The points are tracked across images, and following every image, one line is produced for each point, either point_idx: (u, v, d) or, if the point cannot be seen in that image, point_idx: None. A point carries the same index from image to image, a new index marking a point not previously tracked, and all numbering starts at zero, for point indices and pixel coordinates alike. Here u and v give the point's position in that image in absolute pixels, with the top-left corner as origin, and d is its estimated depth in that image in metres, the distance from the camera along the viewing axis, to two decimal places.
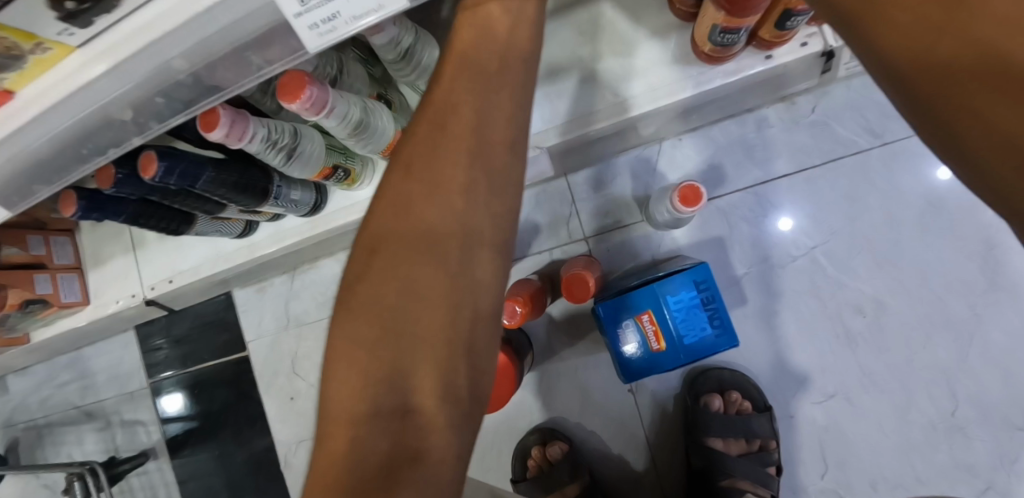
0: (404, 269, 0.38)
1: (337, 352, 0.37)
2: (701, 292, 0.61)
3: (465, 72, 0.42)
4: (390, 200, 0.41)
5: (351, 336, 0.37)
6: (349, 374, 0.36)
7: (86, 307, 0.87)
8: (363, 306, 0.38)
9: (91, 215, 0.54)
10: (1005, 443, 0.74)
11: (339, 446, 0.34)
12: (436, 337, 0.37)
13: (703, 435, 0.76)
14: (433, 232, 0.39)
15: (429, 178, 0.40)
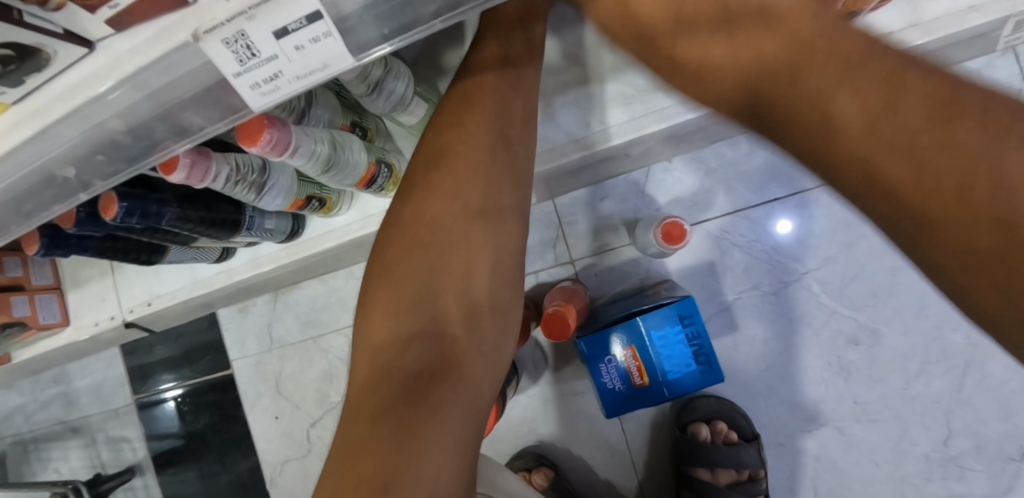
0: (436, 224, 0.47)
1: (380, 292, 0.46)
2: (686, 328, 0.59)
3: (485, 81, 0.51)
4: (423, 169, 0.49)
5: (391, 278, 0.46)
6: (389, 306, 0.45)
7: (65, 328, 0.86)
8: (400, 254, 0.47)
9: (55, 252, 0.52)
10: (998, 475, 0.73)
11: (383, 362, 0.43)
12: (463, 276, 0.46)
13: (691, 466, 0.74)
14: (459, 194, 0.48)
15: (457, 153, 0.48)
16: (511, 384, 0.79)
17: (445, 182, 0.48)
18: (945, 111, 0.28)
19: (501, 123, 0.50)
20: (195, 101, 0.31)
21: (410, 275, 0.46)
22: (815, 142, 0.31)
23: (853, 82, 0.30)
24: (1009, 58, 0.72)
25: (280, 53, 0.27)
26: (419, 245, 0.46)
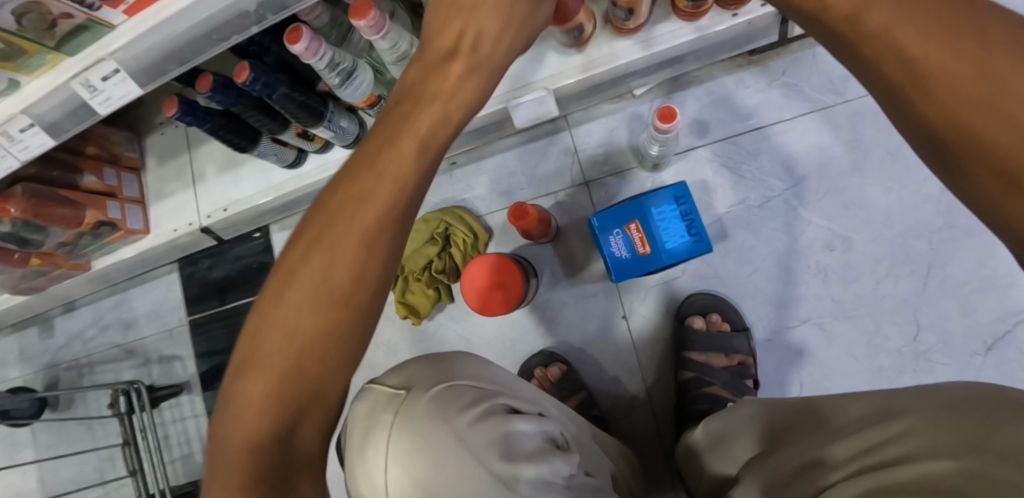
0: (310, 285, 0.35)
1: (250, 359, 0.35)
2: (680, 206, 0.72)
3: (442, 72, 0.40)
4: (322, 219, 0.37)
5: (260, 351, 0.35)
6: (257, 384, 0.34)
7: (146, 236, 0.99)
8: (272, 324, 0.35)
9: (185, 118, 0.67)
10: (965, 368, 0.83)
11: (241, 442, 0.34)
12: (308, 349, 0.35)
13: (688, 351, 0.86)
14: (342, 255, 0.36)
15: (356, 188, 0.37)
16: (533, 284, 0.91)
17: (340, 229, 0.36)
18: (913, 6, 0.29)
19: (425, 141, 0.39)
20: None
21: (272, 366, 0.34)
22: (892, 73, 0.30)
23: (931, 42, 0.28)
24: None
25: None
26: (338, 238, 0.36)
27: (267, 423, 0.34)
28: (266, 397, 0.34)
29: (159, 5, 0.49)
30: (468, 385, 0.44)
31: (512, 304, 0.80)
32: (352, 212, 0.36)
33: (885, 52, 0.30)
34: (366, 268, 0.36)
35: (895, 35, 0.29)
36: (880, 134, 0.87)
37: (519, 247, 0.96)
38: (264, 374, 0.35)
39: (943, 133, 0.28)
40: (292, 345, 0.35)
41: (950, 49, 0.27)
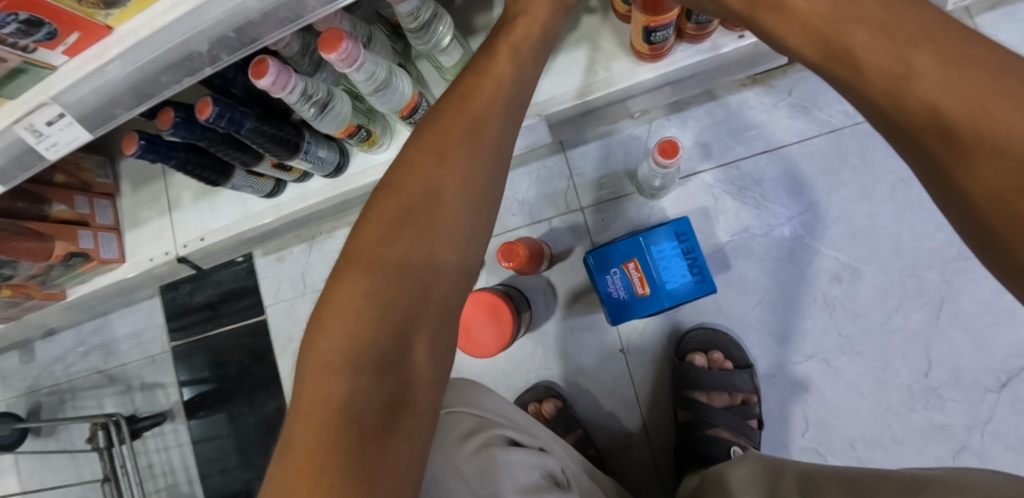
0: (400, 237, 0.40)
1: (336, 306, 0.38)
2: (682, 243, 0.68)
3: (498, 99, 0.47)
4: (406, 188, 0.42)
5: (350, 296, 0.38)
6: (341, 325, 0.37)
7: (122, 265, 0.95)
8: (363, 271, 0.39)
9: (148, 155, 0.62)
10: (978, 406, 0.78)
11: (327, 390, 0.35)
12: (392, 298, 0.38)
13: (688, 389, 0.82)
14: (428, 213, 0.41)
15: (434, 157, 0.43)
16: (526, 317, 0.86)
17: (420, 194, 0.42)
18: (957, 68, 0.30)
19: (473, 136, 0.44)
20: None
21: (359, 310, 0.38)
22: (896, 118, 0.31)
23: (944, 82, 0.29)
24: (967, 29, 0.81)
25: None
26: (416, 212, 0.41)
27: (348, 368, 0.36)
28: (342, 340, 0.37)
29: (100, 44, 0.44)
30: (467, 414, 0.51)
31: (502, 346, 0.76)
32: (427, 182, 0.42)
33: (918, 106, 0.30)
34: (436, 239, 0.41)
35: (937, 101, 0.29)
36: (891, 158, 0.82)
37: (511, 276, 0.92)
38: (340, 320, 0.37)
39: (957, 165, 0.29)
40: (369, 294, 0.38)
41: (959, 93, 0.29)
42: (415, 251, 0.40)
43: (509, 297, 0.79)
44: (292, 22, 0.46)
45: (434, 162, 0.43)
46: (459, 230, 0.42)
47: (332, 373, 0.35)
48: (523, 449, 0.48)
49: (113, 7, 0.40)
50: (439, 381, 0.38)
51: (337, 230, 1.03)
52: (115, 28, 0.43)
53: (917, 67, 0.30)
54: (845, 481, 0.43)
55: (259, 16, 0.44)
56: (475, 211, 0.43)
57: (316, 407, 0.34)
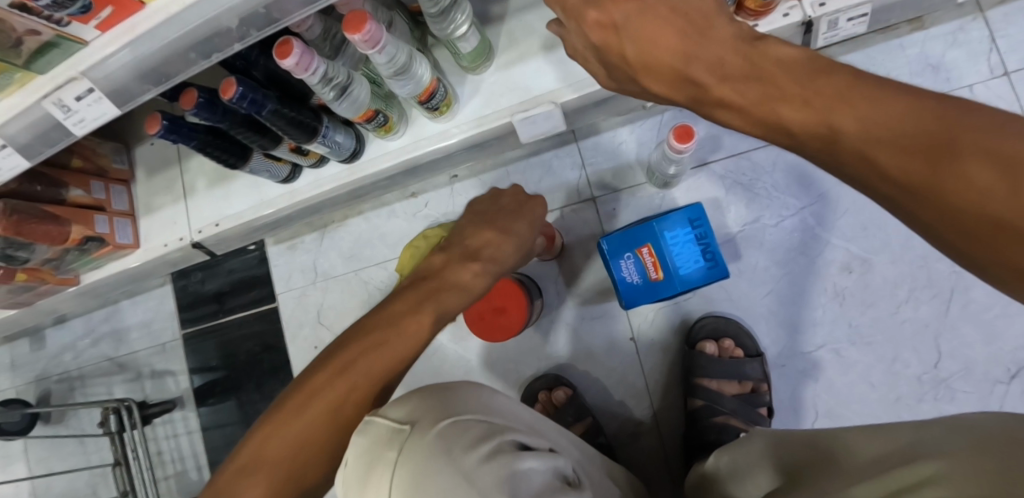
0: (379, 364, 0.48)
1: (305, 405, 0.46)
2: (695, 229, 0.68)
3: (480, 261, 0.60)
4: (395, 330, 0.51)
5: (315, 408, 0.46)
6: (304, 425, 0.45)
7: (135, 251, 0.95)
8: (332, 383, 0.47)
9: (169, 136, 0.63)
10: (987, 397, 0.79)
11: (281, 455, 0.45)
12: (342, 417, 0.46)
13: (698, 377, 0.82)
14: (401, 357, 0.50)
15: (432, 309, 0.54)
16: (538, 304, 0.87)
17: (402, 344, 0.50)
18: (877, 119, 0.29)
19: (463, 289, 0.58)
20: None
21: (318, 423, 0.45)
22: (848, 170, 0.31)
23: (874, 120, 0.29)
24: (978, 22, 0.82)
25: None
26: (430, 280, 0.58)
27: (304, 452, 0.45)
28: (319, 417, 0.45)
29: (130, 20, 0.45)
30: (472, 420, 0.42)
31: (514, 332, 0.76)
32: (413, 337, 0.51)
33: (856, 157, 0.30)
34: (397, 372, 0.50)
35: (872, 153, 0.29)
36: None
37: (522, 264, 0.93)
38: (304, 424, 0.45)
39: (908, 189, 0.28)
40: (332, 407, 0.46)
41: (891, 141, 0.28)
42: (377, 380, 0.48)
43: (521, 282, 0.79)
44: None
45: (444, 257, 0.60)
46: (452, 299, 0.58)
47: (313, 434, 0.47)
48: (535, 452, 0.41)
49: None
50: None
51: (349, 219, 1.04)
52: (148, 3, 0.43)
53: (837, 124, 0.31)
54: (856, 449, 0.40)
55: None
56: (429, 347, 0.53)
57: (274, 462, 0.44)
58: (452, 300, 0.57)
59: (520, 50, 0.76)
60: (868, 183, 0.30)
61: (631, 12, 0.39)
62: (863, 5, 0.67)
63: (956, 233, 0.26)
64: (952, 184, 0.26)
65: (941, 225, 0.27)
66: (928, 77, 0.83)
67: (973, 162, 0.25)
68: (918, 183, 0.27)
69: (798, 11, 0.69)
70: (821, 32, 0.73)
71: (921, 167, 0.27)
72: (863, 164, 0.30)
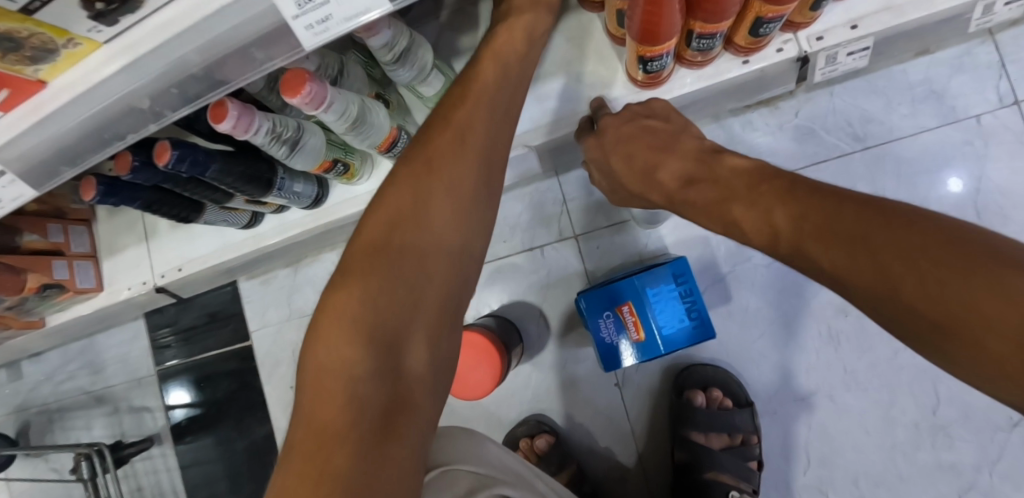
0: (393, 252, 0.43)
1: (329, 328, 0.41)
2: (679, 286, 0.64)
3: (483, 106, 0.49)
4: (398, 207, 0.45)
5: (341, 319, 0.41)
6: (338, 344, 0.40)
7: (99, 293, 0.91)
8: (354, 283, 0.42)
9: (109, 199, 0.58)
10: (988, 445, 0.75)
11: (332, 398, 0.38)
12: (377, 322, 0.41)
13: (687, 428, 0.78)
14: (422, 241, 0.44)
15: (432, 186, 0.45)
16: (518, 349, 0.83)
17: (422, 221, 0.44)
18: (832, 242, 0.39)
19: (475, 148, 0.47)
20: (261, 40, 0.37)
21: (350, 333, 0.40)
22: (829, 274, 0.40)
23: (832, 223, 0.40)
24: (988, 46, 0.77)
25: None
26: (437, 174, 0.46)
27: (349, 377, 0.38)
28: (354, 330, 0.40)
29: (36, 99, 0.40)
30: (463, 471, 0.50)
31: (490, 387, 0.72)
32: (416, 208, 0.45)
33: (836, 275, 0.39)
34: (422, 248, 0.44)
35: (840, 264, 0.39)
36: (903, 185, 0.78)
37: (503, 304, 0.88)
38: (337, 340, 0.40)
39: (882, 289, 0.36)
40: (358, 309, 0.41)
41: (850, 250, 0.38)
42: (407, 250, 0.43)
43: (495, 333, 0.75)
44: (264, 64, 0.40)
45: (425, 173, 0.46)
46: (461, 216, 0.46)
47: (340, 386, 0.38)
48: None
49: (41, 62, 0.35)
50: (431, 389, 0.41)
51: (323, 253, 1.00)
52: (49, 82, 0.39)
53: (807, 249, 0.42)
54: None
55: (201, 72, 0.39)
56: (462, 228, 0.46)
57: (322, 411, 0.37)
58: (451, 183, 0.46)
59: None
60: (843, 284, 0.39)
61: (621, 157, 0.62)
62: (866, 39, 0.62)
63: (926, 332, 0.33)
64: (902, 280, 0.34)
65: (911, 324, 0.34)
66: (933, 106, 0.78)
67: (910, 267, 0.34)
68: (876, 289, 0.36)
69: (793, 46, 0.62)
70: (817, 65, 0.68)
71: (880, 267, 0.36)
72: (840, 273, 0.39)
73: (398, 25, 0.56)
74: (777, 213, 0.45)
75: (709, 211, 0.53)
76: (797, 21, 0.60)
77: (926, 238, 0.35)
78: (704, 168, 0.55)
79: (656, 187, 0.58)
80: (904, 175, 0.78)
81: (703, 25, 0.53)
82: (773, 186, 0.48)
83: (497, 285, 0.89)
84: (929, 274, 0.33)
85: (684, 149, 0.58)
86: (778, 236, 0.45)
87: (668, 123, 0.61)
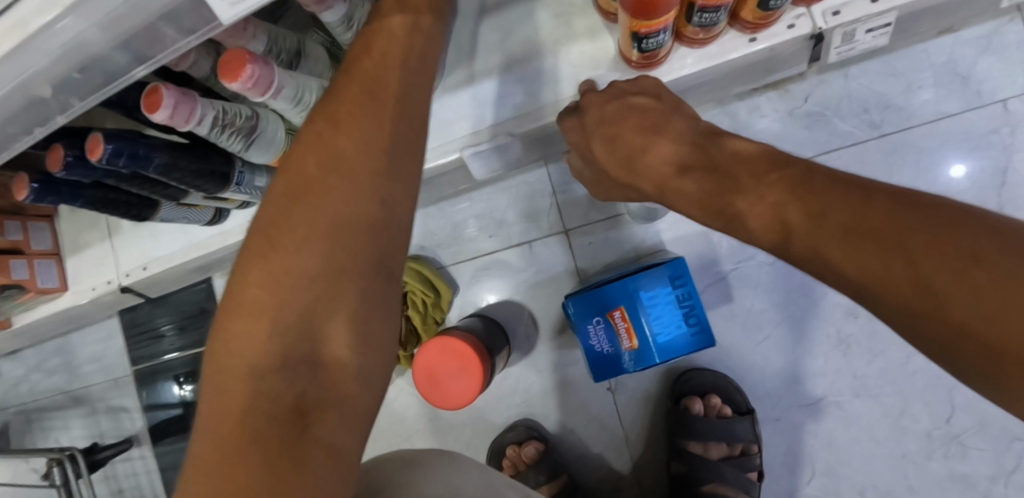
0: (303, 233, 0.39)
1: (237, 321, 0.37)
2: (676, 289, 0.59)
3: (403, 71, 0.44)
4: (309, 180, 0.40)
5: (248, 310, 0.37)
6: (246, 337, 0.37)
7: (64, 293, 0.86)
8: (260, 272, 0.38)
9: (46, 198, 0.53)
10: (1004, 455, 0.70)
11: (239, 396, 0.35)
12: (285, 312, 0.37)
13: (683, 438, 0.74)
14: (339, 217, 0.39)
15: (339, 158, 0.40)
16: (503, 352, 0.78)
17: (335, 195, 0.39)
18: (854, 238, 0.34)
19: (394, 112, 0.42)
20: (172, 13, 0.31)
21: (259, 326, 0.37)
22: (849, 275, 0.35)
23: (867, 216, 0.34)
24: (1017, 23, 0.70)
25: None
26: (346, 142, 0.40)
27: (259, 372, 0.36)
28: (265, 322, 0.37)
29: None
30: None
31: (472, 396, 0.67)
32: (325, 180, 0.40)
33: (855, 278, 0.34)
34: (337, 226, 0.39)
35: (864, 265, 0.33)
36: (922, 175, 0.72)
37: (489, 304, 0.83)
38: (246, 334, 0.37)
39: (914, 294, 0.31)
40: (268, 299, 0.37)
41: (881, 248, 0.32)
42: (320, 231, 0.39)
43: (478, 337, 0.70)
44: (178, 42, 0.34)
45: (328, 137, 0.41)
46: (377, 183, 0.40)
47: (248, 378, 0.36)
48: None
49: None
50: (370, 366, 0.38)
51: None
52: None
53: (821, 246, 0.36)
54: None
55: (106, 53, 0.33)
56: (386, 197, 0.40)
57: (228, 410, 0.35)
58: (365, 152, 0.41)
59: (471, 69, 0.63)
60: (863, 286, 0.34)
61: (599, 133, 0.55)
62: (888, 14, 0.56)
63: (969, 351, 0.28)
64: (944, 287, 0.29)
65: (951, 340, 0.29)
66: (955, 91, 0.71)
67: (949, 271, 0.29)
68: (910, 296, 0.31)
69: (807, 21, 0.56)
70: (833, 43, 0.61)
71: (915, 268, 0.30)
72: (863, 275, 0.33)
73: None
74: (790, 208, 0.39)
75: (706, 197, 0.46)
76: None
77: (977, 240, 0.29)
78: (701, 153, 0.49)
79: (644, 175, 0.51)
80: (922, 167, 0.72)
81: None
82: (783, 175, 0.42)
83: (483, 283, 0.84)
84: (984, 285, 0.28)
85: (675, 130, 0.52)
86: (786, 231, 0.39)
87: (659, 101, 0.55)
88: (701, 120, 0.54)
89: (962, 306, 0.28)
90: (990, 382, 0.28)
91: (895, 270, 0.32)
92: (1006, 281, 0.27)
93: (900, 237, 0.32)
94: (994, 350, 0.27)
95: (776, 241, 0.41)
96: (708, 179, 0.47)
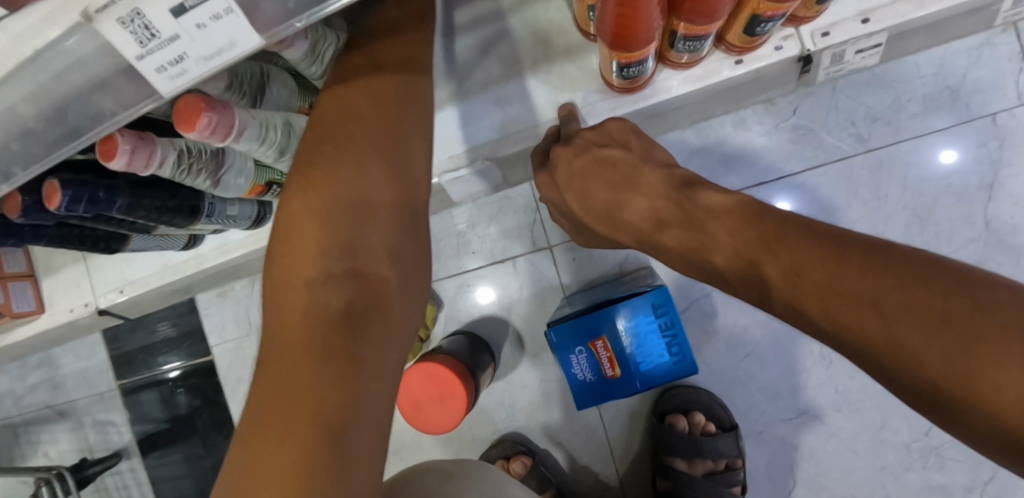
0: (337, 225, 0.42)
1: (282, 307, 0.40)
2: (660, 317, 0.58)
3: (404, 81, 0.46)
4: (329, 169, 0.42)
5: (290, 294, 0.40)
6: (289, 323, 0.38)
7: (41, 316, 0.84)
8: (298, 260, 0.41)
9: (8, 240, 0.52)
10: (980, 465, 0.71)
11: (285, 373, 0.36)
12: (321, 291, 0.39)
13: (668, 456, 0.75)
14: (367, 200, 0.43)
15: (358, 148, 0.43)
16: (490, 368, 0.78)
17: (361, 179, 0.43)
18: (830, 295, 0.34)
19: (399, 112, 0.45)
20: (110, 82, 0.29)
21: (297, 309, 0.39)
22: (830, 329, 0.34)
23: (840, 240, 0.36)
24: (1009, 35, 0.68)
25: (182, 32, 0.24)
26: (349, 134, 0.43)
27: (299, 346, 0.37)
28: (302, 306, 0.39)
29: None
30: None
31: (457, 419, 0.67)
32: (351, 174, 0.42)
33: (836, 333, 0.34)
34: (369, 211, 0.43)
35: (842, 318, 0.33)
36: (908, 190, 0.71)
37: (473, 321, 0.83)
38: (289, 318, 0.39)
39: (890, 354, 0.30)
40: (306, 283, 0.40)
41: (852, 301, 0.32)
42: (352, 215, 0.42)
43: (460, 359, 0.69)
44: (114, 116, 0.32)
45: (345, 138, 0.43)
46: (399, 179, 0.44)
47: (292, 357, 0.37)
48: None
49: None
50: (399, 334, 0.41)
51: None
52: None
53: (799, 301, 0.36)
54: None
55: (42, 122, 0.30)
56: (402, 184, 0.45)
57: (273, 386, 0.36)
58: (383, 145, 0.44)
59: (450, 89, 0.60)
60: (846, 343, 0.33)
61: (571, 182, 0.55)
62: (877, 35, 0.54)
63: (951, 404, 0.28)
64: (914, 346, 0.29)
65: (937, 397, 0.28)
66: (944, 104, 0.70)
67: (919, 334, 0.28)
68: (887, 352, 0.30)
69: (795, 42, 0.54)
70: (822, 62, 0.59)
71: (891, 323, 0.30)
72: (841, 323, 0.33)
73: (321, 29, 0.48)
74: (766, 265, 0.39)
75: (681, 244, 0.47)
76: (800, 15, 0.52)
77: (948, 301, 0.28)
78: (677, 209, 0.48)
79: (625, 229, 0.52)
80: (908, 181, 0.71)
81: (690, 26, 0.44)
82: (757, 229, 0.41)
83: (467, 300, 0.83)
84: (955, 350, 0.27)
85: (648, 184, 0.52)
86: (767, 288, 0.39)
87: (627, 151, 0.54)
88: (672, 167, 0.54)
89: (941, 365, 0.28)
90: (987, 440, 0.27)
91: (870, 327, 0.31)
92: (977, 346, 0.26)
93: (873, 290, 0.31)
94: (987, 420, 0.26)
95: (760, 296, 0.41)
96: (683, 232, 0.47)
